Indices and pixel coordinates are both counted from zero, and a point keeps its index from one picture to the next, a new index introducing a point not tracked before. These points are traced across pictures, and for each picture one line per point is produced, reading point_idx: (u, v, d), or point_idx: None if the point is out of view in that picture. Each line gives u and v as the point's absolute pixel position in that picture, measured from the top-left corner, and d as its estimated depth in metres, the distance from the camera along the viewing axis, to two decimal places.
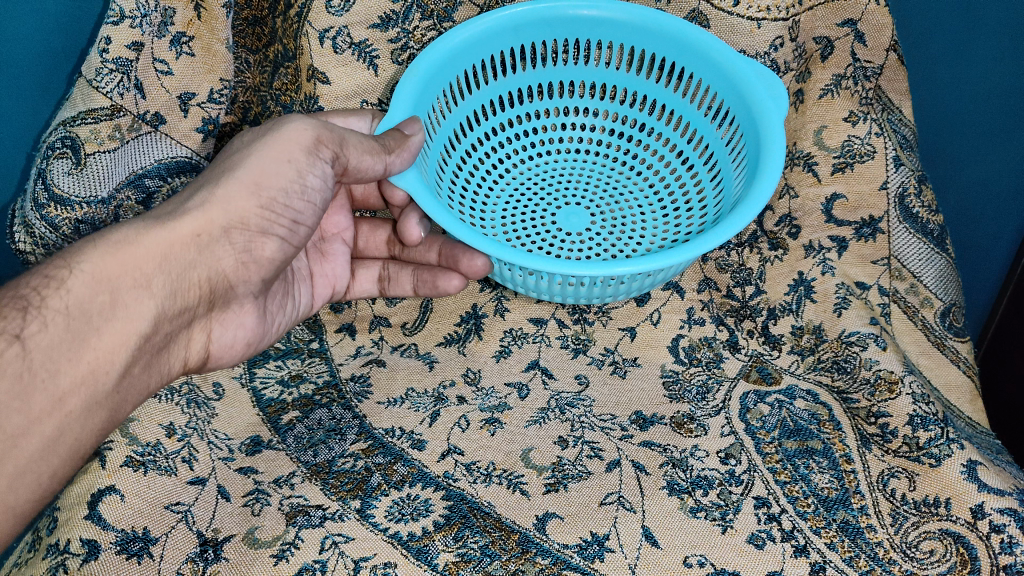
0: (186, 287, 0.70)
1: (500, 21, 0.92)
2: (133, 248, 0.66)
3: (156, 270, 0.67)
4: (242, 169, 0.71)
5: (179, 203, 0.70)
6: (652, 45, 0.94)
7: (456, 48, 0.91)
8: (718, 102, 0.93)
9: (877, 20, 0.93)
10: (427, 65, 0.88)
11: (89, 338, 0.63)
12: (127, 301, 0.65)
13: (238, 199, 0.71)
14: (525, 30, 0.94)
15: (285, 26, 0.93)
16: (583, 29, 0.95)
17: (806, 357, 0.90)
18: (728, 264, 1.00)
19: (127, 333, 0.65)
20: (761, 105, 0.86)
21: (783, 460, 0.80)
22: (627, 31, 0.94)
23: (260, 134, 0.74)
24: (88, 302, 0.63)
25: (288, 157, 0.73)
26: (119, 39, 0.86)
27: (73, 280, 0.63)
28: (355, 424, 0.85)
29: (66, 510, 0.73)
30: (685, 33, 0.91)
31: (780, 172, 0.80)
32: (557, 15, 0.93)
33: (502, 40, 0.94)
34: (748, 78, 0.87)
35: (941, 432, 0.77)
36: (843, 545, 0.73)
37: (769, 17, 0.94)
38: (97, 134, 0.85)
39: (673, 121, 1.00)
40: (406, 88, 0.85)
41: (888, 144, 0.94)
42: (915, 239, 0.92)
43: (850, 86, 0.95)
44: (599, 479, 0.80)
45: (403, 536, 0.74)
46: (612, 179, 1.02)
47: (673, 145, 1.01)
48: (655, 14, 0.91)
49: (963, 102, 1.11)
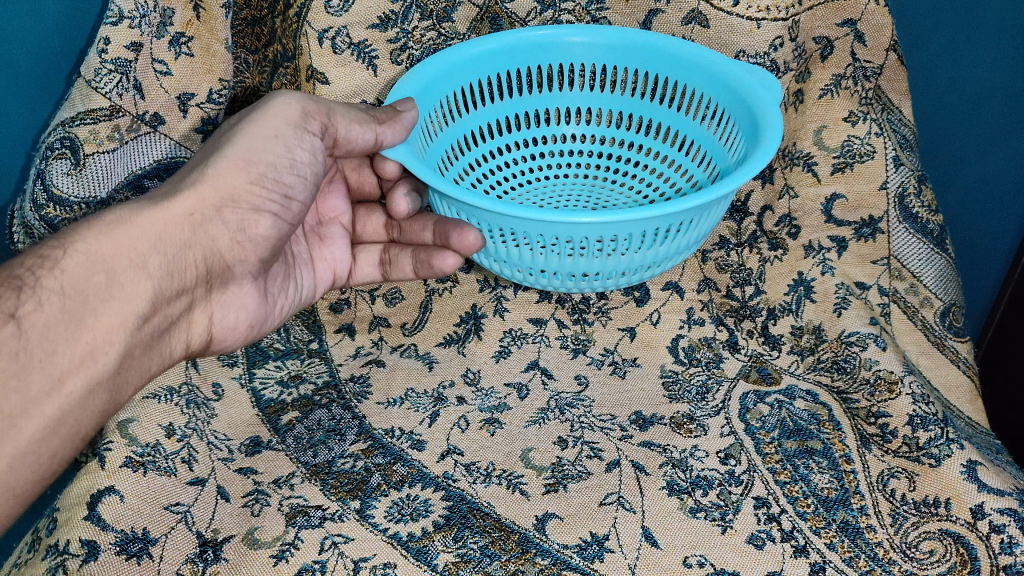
0: (182, 267, 0.70)
1: (493, 46, 0.93)
2: (126, 228, 0.66)
3: (150, 250, 0.67)
4: (231, 147, 0.71)
5: (171, 185, 0.71)
6: (641, 63, 0.95)
7: (452, 64, 0.92)
8: (712, 105, 0.91)
9: (877, 21, 0.92)
10: (424, 77, 0.88)
11: (85, 318, 0.63)
12: (124, 282, 0.65)
13: (227, 176, 0.71)
14: (518, 49, 0.94)
15: (285, 26, 0.92)
16: (570, 52, 0.95)
17: (806, 357, 0.90)
18: (727, 265, 1.00)
19: (124, 314, 0.65)
20: (755, 95, 0.84)
21: (783, 460, 0.80)
22: (612, 46, 0.94)
23: (246, 114, 0.74)
24: (83, 283, 0.63)
25: (275, 133, 0.74)
26: (118, 40, 0.85)
27: (67, 261, 0.63)
28: (355, 425, 0.85)
29: (65, 511, 0.73)
30: (674, 46, 0.91)
31: (777, 141, 0.77)
32: (546, 39, 0.94)
33: (497, 63, 0.94)
34: (739, 73, 0.86)
35: (941, 432, 0.77)
36: (844, 546, 0.73)
37: (769, 17, 0.92)
38: (96, 135, 0.85)
39: (671, 140, 0.99)
40: (403, 89, 0.86)
41: (888, 144, 0.94)
42: (915, 240, 0.92)
43: (850, 86, 0.94)
44: (599, 479, 0.80)
45: (403, 536, 0.74)
46: (612, 196, 0.99)
47: (672, 163, 0.99)
48: (641, 34, 0.93)
49: (962, 102, 1.10)
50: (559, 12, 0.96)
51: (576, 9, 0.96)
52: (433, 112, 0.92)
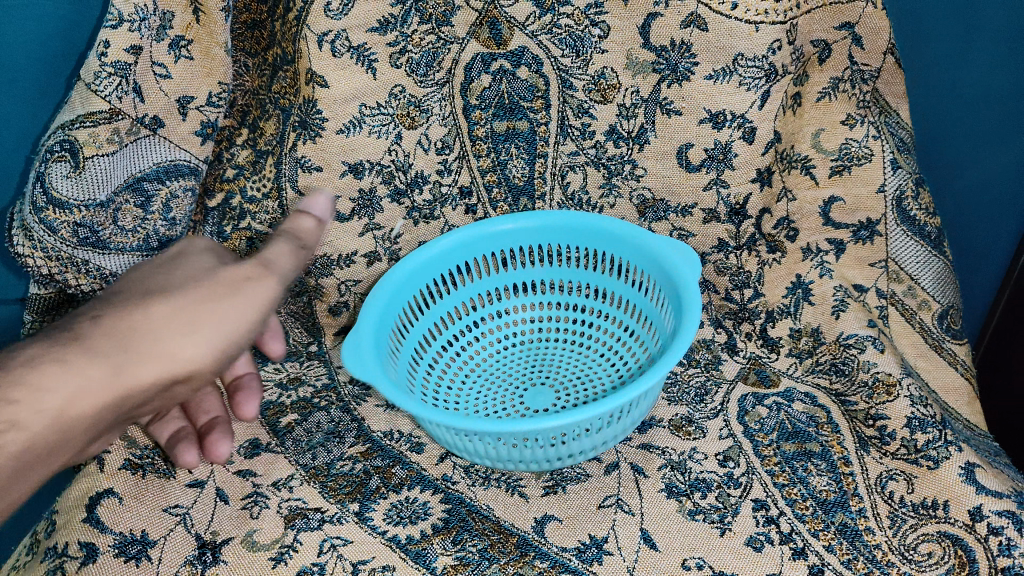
0: (129, 416, 0.59)
1: (479, 233, 0.96)
2: (91, 386, 0.53)
3: (110, 412, 0.55)
4: (210, 332, 0.58)
5: (126, 334, 0.55)
6: (589, 241, 0.96)
7: (443, 249, 0.95)
8: (650, 283, 0.92)
9: (876, 23, 0.85)
10: (414, 263, 0.93)
11: (29, 472, 0.53)
12: (72, 437, 0.54)
13: (195, 360, 0.58)
14: (471, 250, 0.97)
15: (285, 29, 0.91)
16: (501, 242, 0.97)
17: (804, 360, 0.92)
18: (726, 267, 0.99)
19: (59, 465, 0.55)
20: (680, 274, 0.86)
21: (781, 463, 0.81)
22: (561, 235, 0.96)
23: (228, 294, 0.59)
24: (42, 441, 0.52)
25: (243, 332, 0.60)
26: (118, 43, 0.84)
27: (31, 416, 0.51)
28: (353, 427, 0.86)
29: (65, 513, 0.73)
30: (617, 232, 0.93)
31: (687, 336, 0.76)
32: (476, 234, 0.96)
33: (457, 256, 0.97)
34: (669, 257, 0.88)
35: (939, 434, 0.78)
36: (841, 548, 0.73)
37: (767, 20, 0.86)
38: (95, 138, 0.85)
39: (635, 314, 0.96)
40: (382, 289, 0.89)
41: (885, 147, 0.90)
42: (912, 243, 0.90)
43: (848, 89, 0.89)
44: (598, 481, 0.81)
45: (402, 539, 0.74)
46: (585, 365, 0.96)
47: (644, 343, 0.95)
48: (588, 218, 0.94)
49: (961, 108, 1.06)
50: (558, 17, 0.90)
51: (575, 13, 0.89)
52: (408, 304, 0.94)
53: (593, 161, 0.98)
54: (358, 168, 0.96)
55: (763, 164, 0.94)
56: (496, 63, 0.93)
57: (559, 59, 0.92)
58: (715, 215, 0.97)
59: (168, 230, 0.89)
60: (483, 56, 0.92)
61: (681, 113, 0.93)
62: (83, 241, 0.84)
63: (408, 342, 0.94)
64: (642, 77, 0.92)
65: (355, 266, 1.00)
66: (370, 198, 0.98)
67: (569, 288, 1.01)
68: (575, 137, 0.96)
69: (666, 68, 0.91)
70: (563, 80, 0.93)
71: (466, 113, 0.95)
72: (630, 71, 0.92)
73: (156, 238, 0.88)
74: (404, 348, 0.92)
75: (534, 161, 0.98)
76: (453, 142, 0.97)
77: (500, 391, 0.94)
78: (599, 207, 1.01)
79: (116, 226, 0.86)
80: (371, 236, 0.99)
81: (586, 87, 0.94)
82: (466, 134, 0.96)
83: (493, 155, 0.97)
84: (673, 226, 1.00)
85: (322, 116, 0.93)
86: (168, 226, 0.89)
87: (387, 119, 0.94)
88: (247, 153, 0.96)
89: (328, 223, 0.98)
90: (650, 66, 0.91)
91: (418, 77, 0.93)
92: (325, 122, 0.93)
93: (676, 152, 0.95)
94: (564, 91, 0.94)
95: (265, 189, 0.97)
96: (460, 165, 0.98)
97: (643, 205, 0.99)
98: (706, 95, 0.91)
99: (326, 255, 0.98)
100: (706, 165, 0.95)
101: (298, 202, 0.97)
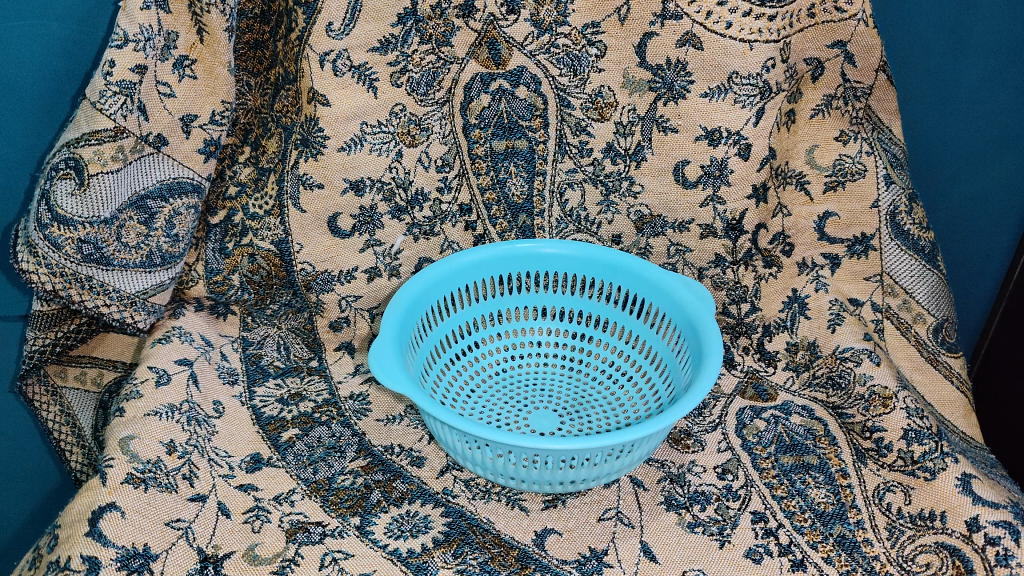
0: None
1: (498, 251, 0.97)
2: None
3: None
4: None
5: None
6: (610, 276, 0.98)
7: (462, 267, 0.96)
8: (670, 325, 0.93)
9: (866, 42, 0.87)
10: (432, 276, 0.94)
11: None
12: None
13: None
14: (509, 266, 0.98)
15: (287, 49, 0.92)
16: (543, 265, 0.99)
17: (801, 373, 0.93)
18: (723, 282, 1.00)
19: None
20: (703, 316, 0.87)
21: (780, 475, 0.82)
22: (593, 267, 0.98)
23: None
24: None
25: None
26: (123, 63, 0.83)
27: None
28: (355, 442, 0.87)
29: (69, 527, 0.73)
30: (640, 269, 0.95)
31: (713, 379, 0.78)
32: (517, 251, 0.98)
33: (493, 269, 0.98)
34: (690, 299, 0.89)
35: (936, 446, 0.78)
36: (840, 560, 0.74)
37: (761, 39, 0.88)
38: (100, 156, 0.84)
39: (646, 352, 0.98)
40: (403, 297, 0.90)
41: (878, 162, 0.91)
42: (906, 256, 0.91)
43: (842, 106, 0.90)
44: (597, 495, 0.82)
45: (403, 553, 0.74)
46: (587, 393, 0.97)
47: (649, 379, 0.96)
48: (611, 254, 0.96)
49: (952, 121, 1.07)
50: (557, 37, 0.91)
51: (572, 33, 0.91)
52: (426, 314, 0.94)
53: (591, 178, 0.99)
54: (358, 184, 0.97)
55: (759, 180, 0.95)
56: (495, 82, 0.94)
57: (557, 79, 0.94)
58: (711, 231, 0.98)
59: (170, 247, 0.91)
60: (483, 76, 0.94)
61: (677, 130, 0.94)
62: (87, 257, 0.85)
63: (426, 346, 0.94)
64: (639, 95, 0.93)
65: (356, 281, 1.01)
66: (370, 215, 0.99)
67: (584, 319, 1.02)
68: (573, 154, 0.98)
69: (663, 86, 0.92)
70: (562, 99, 0.95)
71: (466, 132, 0.96)
72: (627, 89, 0.93)
73: (158, 254, 0.91)
74: (418, 359, 0.92)
75: (533, 179, 0.99)
76: (453, 159, 0.98)
77: (505, 410, 0.94)
78: (597, 223, 1.01)
79: (119, 243, 0.87)
80: (371, 252, 1.00)
81: (584, 106, 0.95)
82: (466, 152, 0.98)
83: (492, 172, 0.99)
84: (670, 242, 1.00)
85: (323, 134, 0.94)
86: (170, 242, 0.91)
87: (387, 137, 0.95)
88: (250, 170, 0.98)
89: (329, 239, 0.99)
90: (648, 83, 0.92)
91: (419, 96, 0.94)
92: (326, 140, 0.94)
93: (673, 169, 0.96)
94: (563, 110, 0.95)
95: (267, 207, 0.98)
96: (460, 182, 0.99)
97: (640, 221, 1.00)
98: (701, 112, 0.92)
99: (326, 271, 1.00)
100: (703, 181, 0.96)
101: (298, 218, 0.98)
